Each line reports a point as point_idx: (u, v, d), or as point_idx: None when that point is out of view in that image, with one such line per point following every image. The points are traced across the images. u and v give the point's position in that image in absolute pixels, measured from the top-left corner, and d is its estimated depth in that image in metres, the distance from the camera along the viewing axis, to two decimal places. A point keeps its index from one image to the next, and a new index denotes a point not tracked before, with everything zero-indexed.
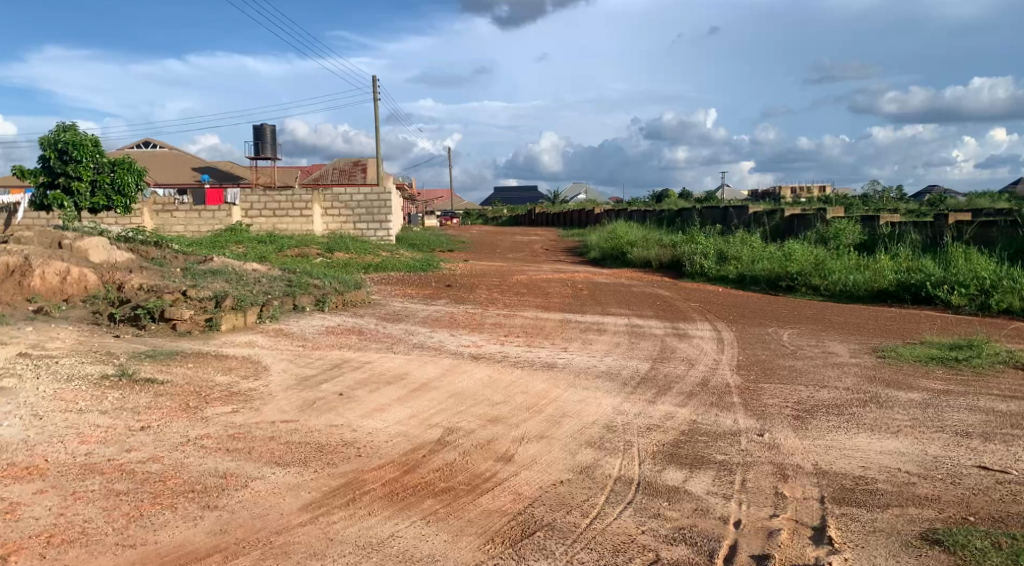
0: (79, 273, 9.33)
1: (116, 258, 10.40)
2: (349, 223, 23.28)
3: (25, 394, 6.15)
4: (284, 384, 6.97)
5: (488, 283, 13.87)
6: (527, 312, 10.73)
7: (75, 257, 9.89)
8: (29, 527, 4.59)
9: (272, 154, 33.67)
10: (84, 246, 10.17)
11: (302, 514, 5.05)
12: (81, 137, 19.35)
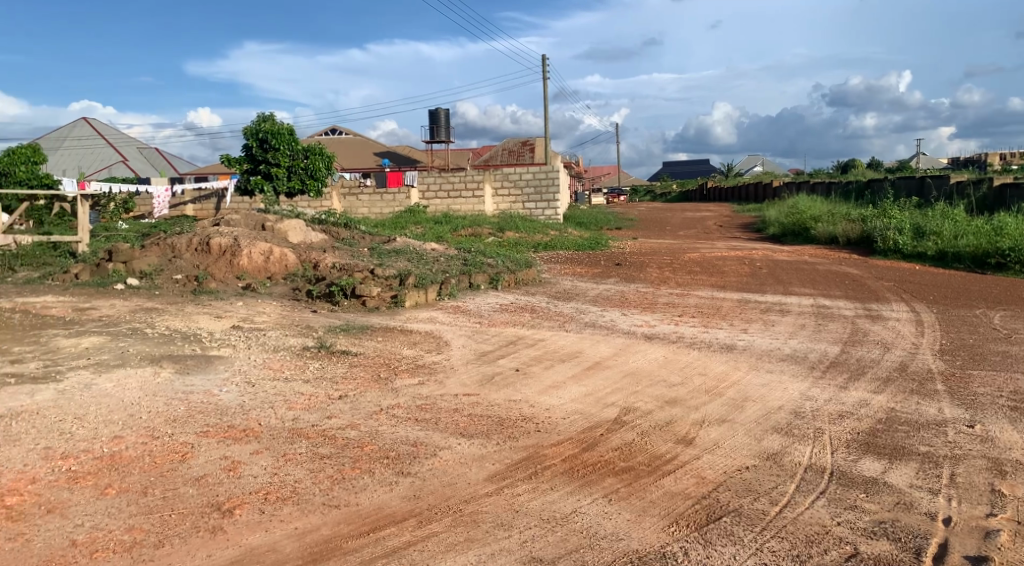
0: (280, 252, 10.09)
1: (312, 239, 11.19)
2: (518, 202, 23.45)
3: (239, 362, 6.76)
4: (465, 359, 7.20)
5: (663, 261, 13.64)
6: (702, 292, 10.43)
7: (277, 238, 10.77)
8: (249, 483, 5.03)
9: (446, 138, 34.80)
10: (284, 228, 11.05)
11: (487, 484, 5.18)
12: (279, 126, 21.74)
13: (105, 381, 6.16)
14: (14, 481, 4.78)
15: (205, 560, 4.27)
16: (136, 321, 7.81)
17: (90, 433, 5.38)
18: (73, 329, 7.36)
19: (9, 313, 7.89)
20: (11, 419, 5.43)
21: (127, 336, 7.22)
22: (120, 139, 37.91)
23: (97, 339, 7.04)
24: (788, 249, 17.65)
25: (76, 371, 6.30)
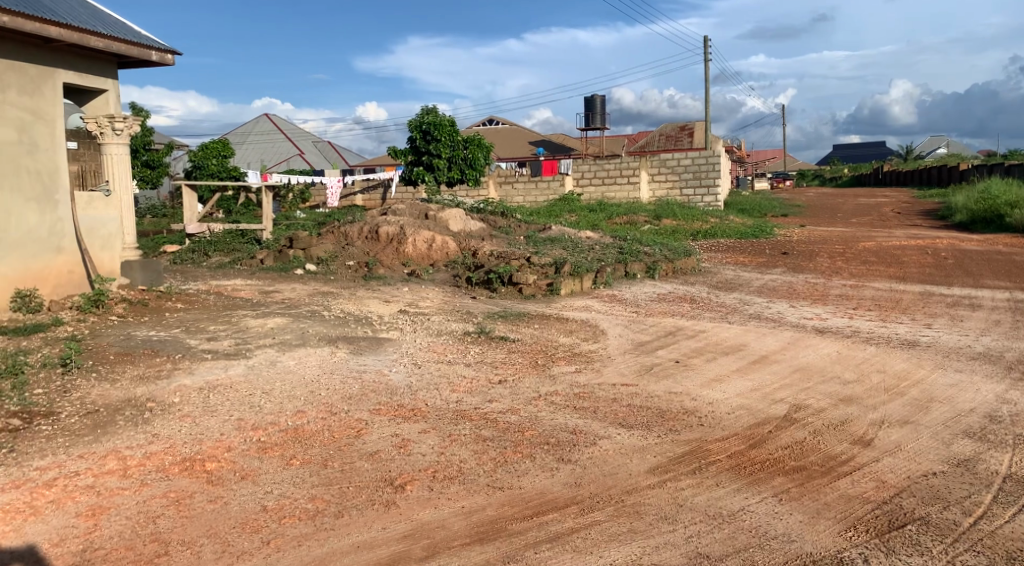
0: (442, 241, 10.48)
1: (471, 227, 11.47)
2: (675, 188, 22.87)
3: (406, 345, 7.05)
4: (622, 348, 7.13)
5: (834, 251, 12.86)
6: (878, 284, 9.74)
7: (439, 226, 11.16)
8: (418, 461, 5.22)
9: (602, 125, 34.67)
10: (446, 216, 11.42)
11: (650, 476, 5.09)
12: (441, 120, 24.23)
13: (288, 359, 6.62)
14: (213, 448, 5.23)
15: (380, 532, 4.47)
16: (314, 304, 8.34)
17: (276, 407, 5.79)
18: (260, 310, 7.96)
19: (205, 294, 8.66)
20: (208, 391, 5.94)
21: (306, 317, 7.71)
22: (297, 132, 40.46)
23: (280, 319, 7.56)
24: (977, 238, 16.07)
25: (263, 348, 6.81)
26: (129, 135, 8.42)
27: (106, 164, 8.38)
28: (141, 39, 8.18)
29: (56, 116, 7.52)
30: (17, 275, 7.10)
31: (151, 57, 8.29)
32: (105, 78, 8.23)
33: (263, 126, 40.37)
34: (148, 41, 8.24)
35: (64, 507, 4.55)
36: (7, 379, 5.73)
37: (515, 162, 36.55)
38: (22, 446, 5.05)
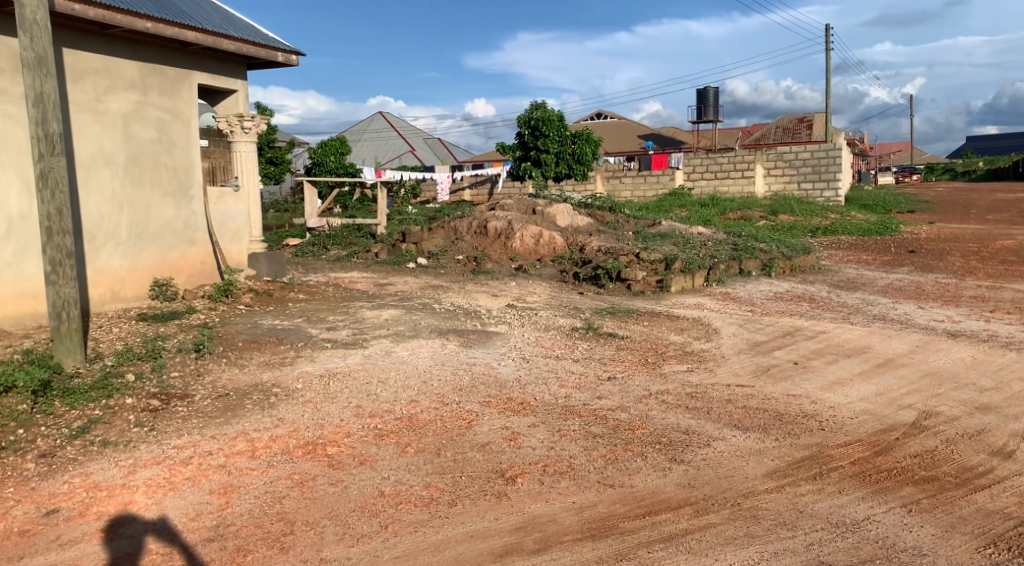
0: (549, 236, 10.59)
1: (579, 223, 11.52)
2: (793, 182, 22.12)
3: (514, 338, 7.13)
4: (737, 348, 6.96)
5: (969, 249, 12.08)
6: (1020, 285, 9.08)
7: (547, 221, 11.30)
8: (529, 454, 5.24)
9: (715, 117, 33.92)
10: (553, 212, 11.58)
11: (767, 480, 4.91)
12: (546, 114, 23.27)
13: (402, 349, 6.79)
14: (333, 434, 5.43)
15: (492, 523, 4.51)
16: (426, 297, 8.54)
17: (391, 395, 5.95)
18: (375, 302, 8.22)
19: (324, 285, 9.00)
20: (328, 378, 6.17)
21: (418, 310, 7.90)
22: (408, 131, 41.41)
23: (394, 311, 7.78)
24: None
25: (378, 338, 7.02)
26: (256, 133, 8.81)
27: (236, 161, 8.82)
28: (268, 41, 8.57)
29: (192, 116, 7.96)
30: (156, 265, 7.60)
31: (277, 57, 8.68)
32: (234, 76, 8.66)
33: (376, 123, 41.44)
34: (273, 43, 8.63)
35: (199, 484, 4.83)
36: (148, 362, 6.13)
37: (625, 156, 36.08)
38: (161, 425, 5.39)
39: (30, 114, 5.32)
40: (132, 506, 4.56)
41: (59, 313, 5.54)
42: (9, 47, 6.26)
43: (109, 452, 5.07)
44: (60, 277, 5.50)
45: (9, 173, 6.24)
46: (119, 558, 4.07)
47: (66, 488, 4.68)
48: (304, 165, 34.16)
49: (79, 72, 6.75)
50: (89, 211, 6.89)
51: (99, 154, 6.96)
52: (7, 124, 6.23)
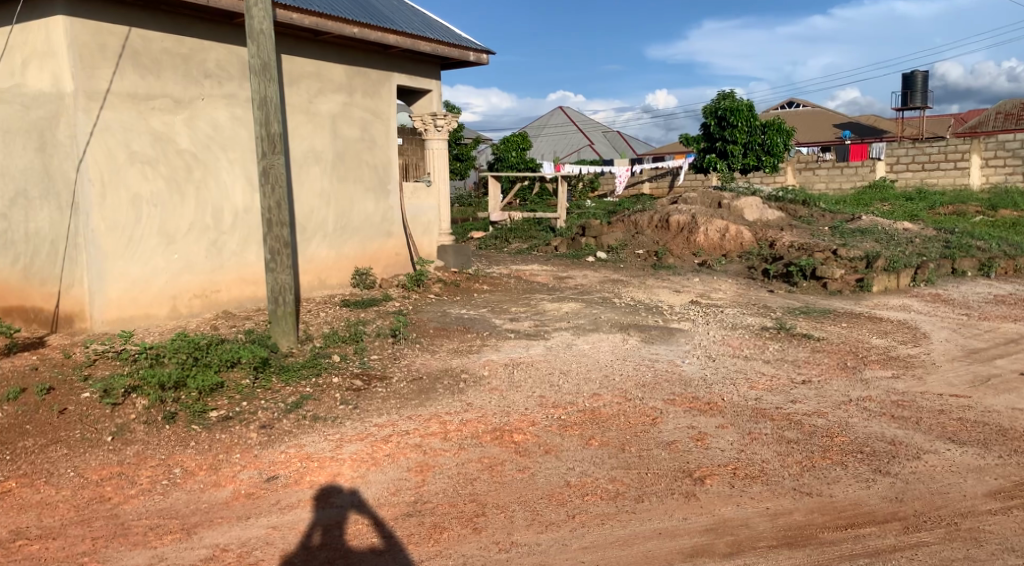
0: (736, 231, 10.67)
1: (768, 216, 11.74)
2: (1017, 172, 20.47)
3: (699, 336, 7.03)
4: (950, 355, 6.43)
5: None
6: None
7: (733, 215, 11.59)
8: (717, 456, 5.09)
9: (923, 104, 31.41)
10: (741, 205, 11.88)
11: (991, 501, 4.44)
12: (738, 104, 22.59)
13: (583, 342, 6.87)
14: (519, 421, 5.56)
15: (682, 522, 4.40)
16: (605, 291, 8.63)
17: (574, 387, 6.01)
18: (555, 295, 8.39)
19: (507, 277, 9.28)
20: (513, 366, 6.35)
21: (598, 304, 8.00)
22: (588, 123, 41.78)
23: (574, 304, 7.92)
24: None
25: (560, 331, 7.17)
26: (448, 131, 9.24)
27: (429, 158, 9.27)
28: (460, 41, 8.92)
29: (391, 115, 8.45)
30: (358, 256, 8.16)
31: (469, 57, 9.02)
32: (431, 76, 9.11)
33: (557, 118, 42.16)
34: (465, 43, 8.95)
35: (398, 461, 5.12)
36: (350, 345, 6.58)
37: (816, 146, 34.27)
38: (364, 404, 5.79)
39: (256, 116, 5.84)
40: (340, 478, 4.91)
41: (276, 298, 6.07)
42: (238, 55, 6.92)
43: (319, 426, 5.51)
44: (278, 266, 6.02)
45: (237, 170, 6.92)
46: (328, 525, 4.39)
47: (284, 457, 5.13)
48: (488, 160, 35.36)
49: (296, 77, 7.34)
50: (301, 205, 7.50)
51: (311, 152, 7.55)
52: (235, 126, 6.91)
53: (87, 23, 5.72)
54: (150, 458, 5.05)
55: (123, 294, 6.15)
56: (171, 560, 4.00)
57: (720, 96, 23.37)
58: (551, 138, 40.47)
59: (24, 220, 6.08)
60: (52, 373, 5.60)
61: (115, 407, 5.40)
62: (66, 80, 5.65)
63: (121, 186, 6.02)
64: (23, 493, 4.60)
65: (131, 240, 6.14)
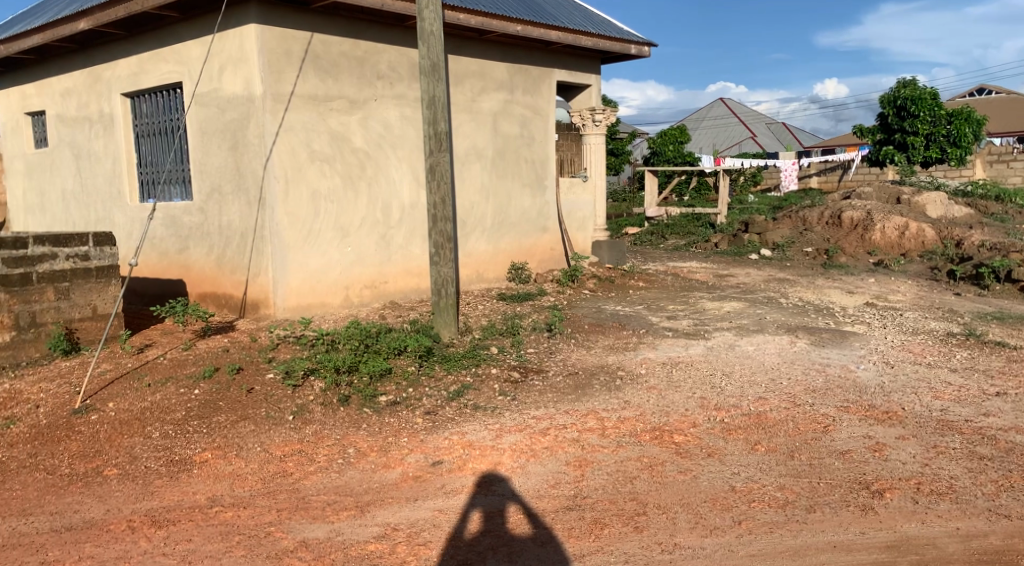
0: (917, 229, 10.50)
1: (953, 212, 11.60)
2: None
3: (875, 341, 6.68)
4: None
5: None
6: None
7: (914, 211, 11.47)
8: (898, 468, 4.74)
9: None
10: (922, 201, 11.77)
11: None
12: (921, 91, 21.67)
13: (747, 343, 6.71)
14: (680, 422, 5.45)
15: (859, 537, 4.06)
16: (771, 291, 8.50)
17: (738, 390, 5.84)
18: (716, 293, 8.33)
19: (664, 275, 9.27)
20: (671, 366, 6.28)
21: (763, 304, 7.87)
22: (750, 115, 40.53)
23: (737, 304, 7.80)
24: None
25: (721, 331, 7.05)
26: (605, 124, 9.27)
27: (586, 153, 9.32)
28: (621, 35, 8.88)
29: (549, 111, 8.58)
30: (514, 250, 8.34)
31: (629, 51, 8.96)
32: (591, 71, 9.15)
33: (718, 109, 41.12)
34: (628, 36, 8.90)
35: (556, 454, 5.15)
36: (508, 338, 6.73)
37: (1011, 137, 31.51)
38: (522, 396, 5.88)
39: (425, 115, 6.06)
40: (500, 466, 5.01)
41: (440, 290, 6.28)
42: (408, 56, 7.21)
43: (480, 415, 5.65)
44: (442, 259, 6.23)
45: (404, 167, 7.22)
46: (491, 512, 4.47)
47: (447, 443, 5.30)
48: (642, 155, 35.59)
49: (461, 76, 7.58)
50: (463, 201, 7.74)
51: (472, 149, 7.76)
52: (404, 125, 7.21)
53: (275, 30, 6.13)
54: (326, 437, 5.36)
55: (301, 284, 6.59)
56: (346, 536, 4.21)
57: (900, 85, 22.21)
58: (708, 131, 39.64)
59: (218, 214, 6.63)
60: (241, 354, 6.14)
61: (296, 388, 5.82)
62: (256, 84, 6.09)
63: (301, 183, 6.43)
64: (217, 464, 5.01)
65: (310, 233, 6.55)
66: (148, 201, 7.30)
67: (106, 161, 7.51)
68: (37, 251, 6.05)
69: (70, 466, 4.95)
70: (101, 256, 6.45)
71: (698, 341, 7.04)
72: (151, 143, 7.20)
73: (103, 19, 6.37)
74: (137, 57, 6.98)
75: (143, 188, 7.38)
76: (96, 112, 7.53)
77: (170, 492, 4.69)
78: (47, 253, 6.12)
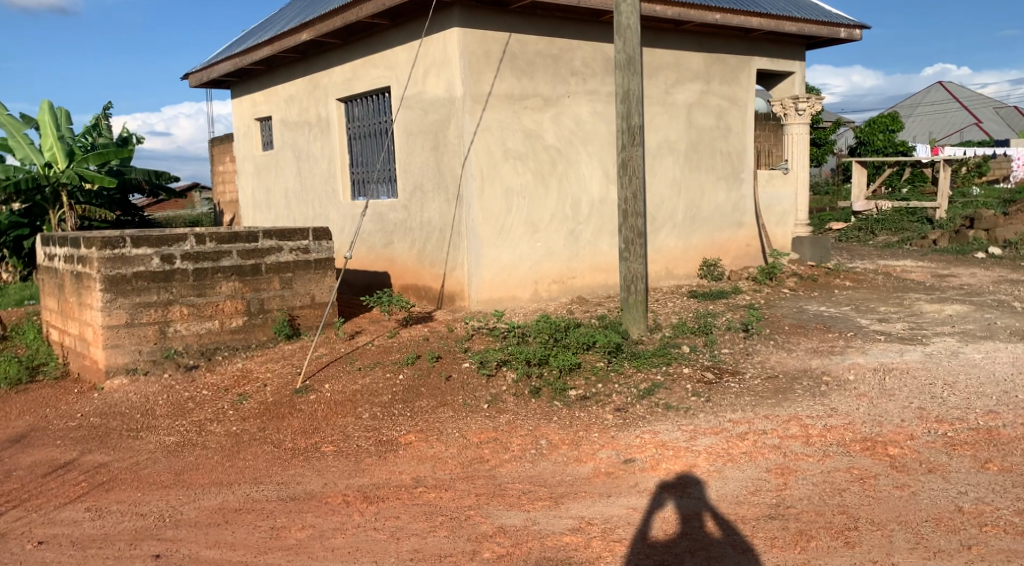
0: None
1: None
2: None
3: None
4: None
5: None
6: None
7: None
8: None
9: None
10: None
11: None
12: None
13: (973, 351, 6.15)
14: (894, 434, 5.04)
15: None
16: (1000, 293, 7.76)
17: (963, 402, 5.33)
18: (935, 295, 7.75)
19: (874, 274, 8.84)
20: (885, 373, 5.88)
21: (992, 308, 7.20)
22: (976, 100, 36.94)
23: (960, 307, 7.19)
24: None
25: (941, 337, 6.49)
26: (809, 114, 9.14)
27: (789, 143, 9.29)
28: (829, 18, 8.48)
29: (747, 101, 8.52)
30: (707, 247, 8.35)
31: (838, 34, 8.52)
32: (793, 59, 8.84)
33: (934, 94, 37.82)
34: (837, 20, 8.51)
35: (756, 460, 4.90)
36: (700, 337, 6.60)
37: None
38: (716, 398, 5.71)
39: (618, 110, 6.02)
40: (696, 469, 4.84)
41: (629, 286, 6.20)
42: (602, 51, 7.23)
43: (672, 415, 5.54)
44: (632, 255, 6.16)
45: (595, 163, 7.26)
46: (687, 514, 4.30)
47: (640, 441, 5.22)
48: (849, 145, 34.87)
49: (656, 68, 7.69)
50: (654, 195, 7.84)
51: (665, 142, 7.85)
52: (595, 120, 7.24)
53: (476, 31, 6.37)
54: (520, 427, 5.48)
55: (494, 278, 6.82)
56: (542, 526, 4.22)
57: None
58: (925, 117, 36.69)
59: (420, 211, 7.04)
60: (439, 343, 6.47)
61: (490, 377, 6.02)
62: (457, 86, 6.37)
63: (496, 180, 6.63)
64: (420, 447, 5.26)
65: (503, 229, 6.75)
66: (359, 199, 7.83)
67: (323, 161, 8.15)
68: (266, 244, 6.69)
69: (293, 440, 5.41)
70: (320, 250, 7.00)
71: (914, 347, 6.54)
72: (361, 145, 7.75)
73: (324, 29, 6.92)
74: (351, 64, 7.52)
75: (354, 187, 7.94)
76: (314, 116, 8.19)
77: (378, 470, 4.99)
78: (273, 246, 6.74)
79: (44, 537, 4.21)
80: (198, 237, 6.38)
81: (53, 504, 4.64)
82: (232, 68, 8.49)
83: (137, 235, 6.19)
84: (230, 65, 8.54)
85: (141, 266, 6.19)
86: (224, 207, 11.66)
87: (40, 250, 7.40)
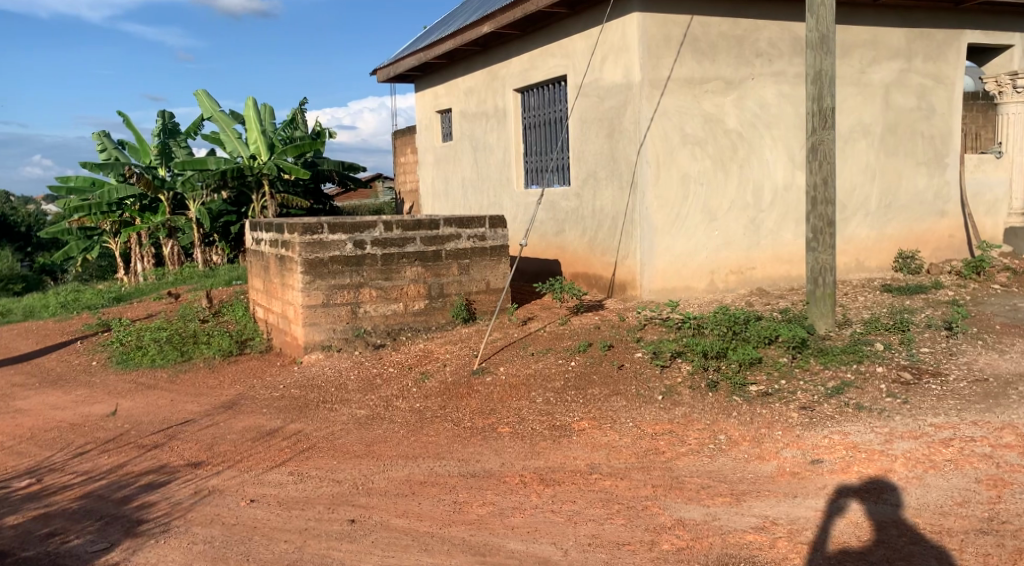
0: None
1: None
2: None
3: None
4: None
5: None
6: None
7: None
8: None
9: None
10: None
11: None
12: None
13: None
14: None
15: None
16: None
17: None
18: None
19: None
20: None
21: None
22: None
23: None
24: None
25: None
26: None
27: (1002, 124, 8.53)
28: None
29: (955, 78, 7.91)
30: (902, 237, 7.83)
31: None
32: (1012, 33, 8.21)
33: None
34: None
35: (963, 469, 4.48)
36: (896, 334, 6.18)
37: None
38: (915, 400, 5.31)
39: (810, 91, 5.75)
40: (892, 474, 4.49)
41: (817, 277, 5.90)
42: (790, 31, 6.92)
43: (864, 416, 5.21)
44: (821, 244, 5.87)
45: (779, 147, 6.98)
46: (883, 520, 4.00)
47: (829, 442, 4.95)
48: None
49: (849, 47, 7.32)
50: (844, 182, 7.45)
51: (858, 125, 7.48)
52: (781, 102, 6.95)
53: (657, 16, 6.28)
54: (696, 420, 5.35)
55: (668, 267, 6.72)
56: (724, 522, 4.08)
57: None
58: None
59: (593, 199, 7.08)
60: (611, 332, 6.46)
61: (664, 368, 5.94)
62: (636, 72, 6.33)
63: (673, 167, 6.52)
64: (595, 434, 5.28)
65: (678, 217, 6.63)
66: (533, 187, 7.97)
67: (499, 151, 8.37)
68: (446, 231, 6.98)
69: (472, 420, 5.60)
70: (496, 237, 7.21)
71: None
72: (538, 134, 7.88)
73: (504, 20, 7.08)
74: (529, 54, 7.65)
75: (528, 175, 8.09)
76: (491, 107, 8.42)
77: (553, 454, 5.06)
78: (453, 233, 7.02)
79: (255, 495, 4.62)
80: (386, 224, 6.76)
81: (262, 466, 5.08)
82: (416, 63, 8.89)
83: (333, 222, 6.62)
84: (414, 60, 8.94)
85: (336, 250, 6.63)
86: (404, 196, 12.29)
87: (248, 234, 8.12)
